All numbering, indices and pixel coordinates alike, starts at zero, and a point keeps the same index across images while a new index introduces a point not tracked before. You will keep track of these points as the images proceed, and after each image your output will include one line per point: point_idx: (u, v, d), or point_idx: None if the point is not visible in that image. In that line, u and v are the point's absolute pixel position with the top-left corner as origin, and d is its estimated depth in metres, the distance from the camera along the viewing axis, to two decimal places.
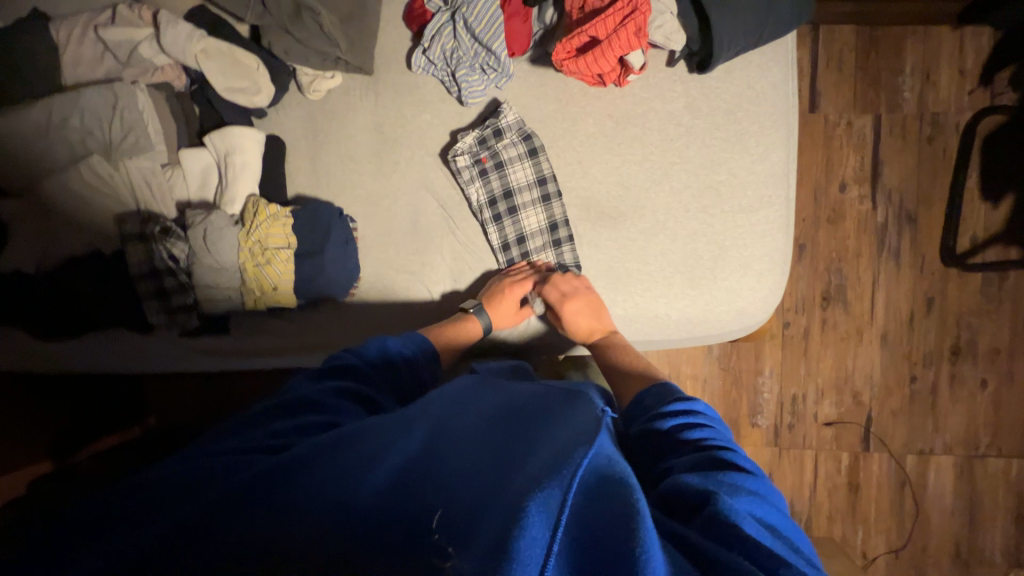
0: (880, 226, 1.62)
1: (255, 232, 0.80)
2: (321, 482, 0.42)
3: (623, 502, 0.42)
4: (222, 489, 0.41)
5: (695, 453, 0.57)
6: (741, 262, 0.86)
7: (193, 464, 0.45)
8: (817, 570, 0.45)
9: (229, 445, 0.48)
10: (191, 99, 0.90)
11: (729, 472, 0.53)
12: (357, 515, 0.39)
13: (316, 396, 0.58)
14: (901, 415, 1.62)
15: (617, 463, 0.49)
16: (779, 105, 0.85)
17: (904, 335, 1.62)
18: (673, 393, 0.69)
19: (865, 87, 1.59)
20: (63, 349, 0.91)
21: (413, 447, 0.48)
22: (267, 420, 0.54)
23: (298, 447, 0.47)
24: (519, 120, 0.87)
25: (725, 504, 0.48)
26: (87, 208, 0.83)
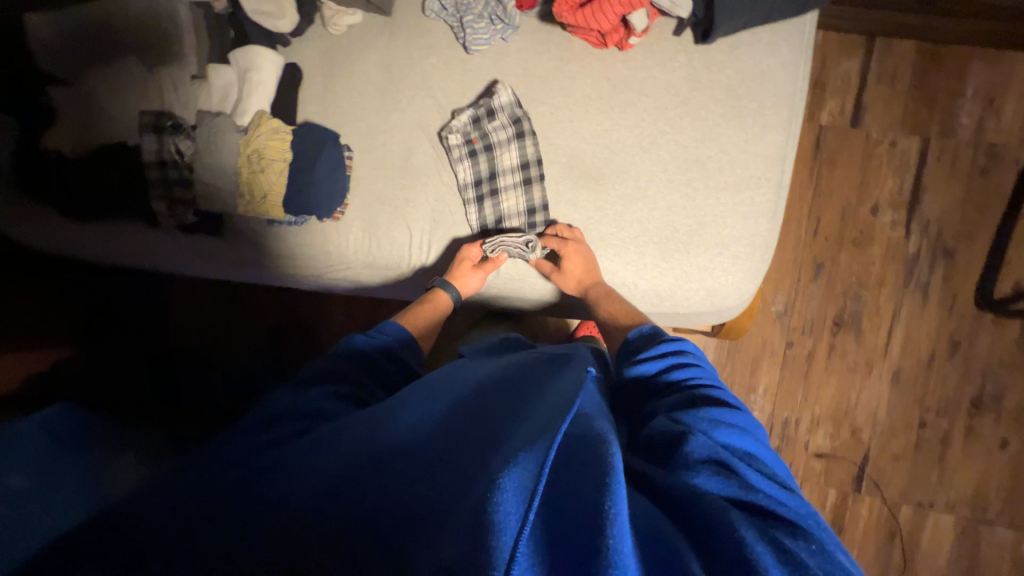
0: (912, 257, 1.50)
1: (255, 140, 0.88)
2: (310, 473, 0.46)
3: (597, 469, 0.43)
4: (224, 485, 0.46)
5: (680, 392, 0.61)
6: (719, 242, 0.84)
7: (193, 472, 0.49)
8: (787, 490, 0.49)
9: (224, 454, 0.53)
10: (228, 23, 0.95)
11: (711, 409, 0.57)
12: (345, 498, 0.42)
13: (303, 403, 0.61)
14: (903, 462, 1.50)
15: (596, 425, 0.50)
16: (784, 87, 0.83)
17: (920, 377, 1.50)
18: (663, 336, 0.72)
19: (916, 106, 1.47)
20: (88, 242, 1.00)
21: (397, 435, 0.50)
22: (256, 427, 0.57)
23: (292, 448, 0.52)
24: (512, 102, 0.89)
25: (700, 438, 0.51)
26: (119, 107, 0.92)
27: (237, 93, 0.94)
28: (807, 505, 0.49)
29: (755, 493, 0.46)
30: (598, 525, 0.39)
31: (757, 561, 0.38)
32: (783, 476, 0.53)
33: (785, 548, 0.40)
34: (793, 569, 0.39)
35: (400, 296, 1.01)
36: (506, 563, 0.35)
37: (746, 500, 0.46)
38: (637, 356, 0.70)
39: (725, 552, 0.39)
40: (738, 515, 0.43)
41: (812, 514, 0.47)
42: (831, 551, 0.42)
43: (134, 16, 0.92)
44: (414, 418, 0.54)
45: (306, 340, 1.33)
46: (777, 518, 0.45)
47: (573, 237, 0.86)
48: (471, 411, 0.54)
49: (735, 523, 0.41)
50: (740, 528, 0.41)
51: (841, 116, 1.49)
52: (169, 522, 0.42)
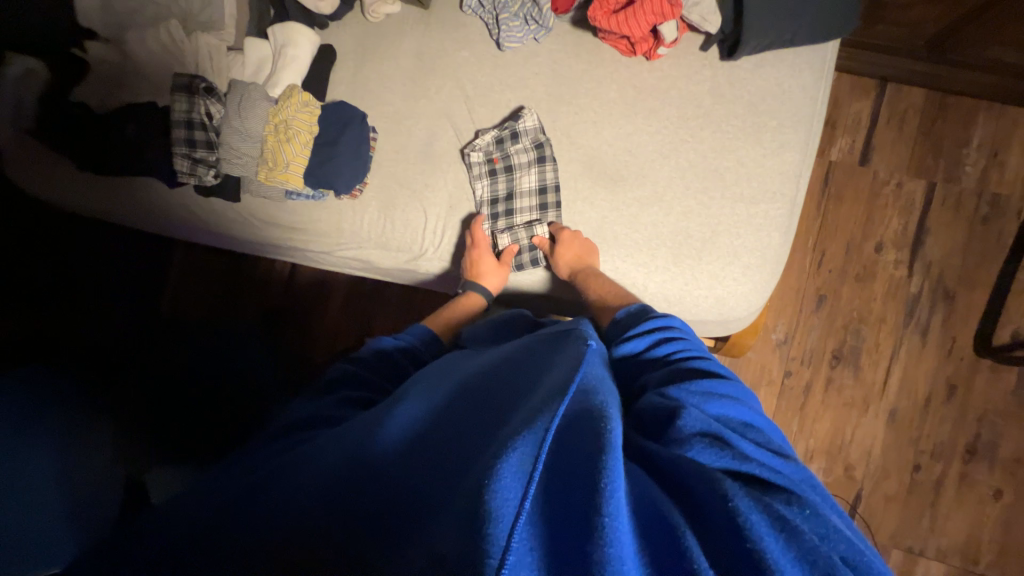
0: (913, 297, 1.51)
1: (283, 112, 0.89)
2: (317, 474, 0.48)
3: (596, 443, 0.43)
4: (239, 485, 0.48)
5: (670, 366, 0.62)
6: (731, 251, 0.85)
7: (212, 479, 0.52)
8: (781, 455, 0.51)
9: (242, 462, 0.55)
10: (269, 3, 1.01)
11: (702, 380, 0.58)
12: (353, 503, 0.45)
13: (320, 411, 0.62)
14: (895, 503, 1.47)
15: (596, 394, 0.50)
16: (804, 107, 0.85)
17: (916, 418, 1.49)
18: (651, 313, 0.73)
19: (923, 151, 1.51)
20: (101, 196, 1.00)
21: (395, 431, 0.52)
22: (278, 434, 0.60)
23: (304, 446, 0.54)
24: (537, 128, 0.91)
25: (692, 412, 0.52)
26: (156, 64, 0.93)
27: (271, 67, 0.96)
28: (800, 471, 0.50)
29: (749, 463, 0.47)
30: (594, 505, 0.39)
31: (752, 531, 0.39)
32: (777, 440, 0.54)
33: (780, 516, 0.41)
34: (788, 536, 0.39)
35: (410, 280, 1.03)
36: (502, 555, 0.36)
37: (740, 471, 0.48)
38: (627, 330, 0.71)
39: (722, 525, 0.40)
40: (733, 484, 0.44)
41: (805, 480, 0.48)
42: (825, 514, 0.43)
43: None
44: (417, 412, 0.55)
45: (305, 322, 1.34)
46: (770, 486, 0.46)
47: (563, 227, 0.88)
48: (468, 403, 0.55)
49: (731, 493, 0.42)
50: (735, 496, 0.41)
51: (850, 154, 1.54)
52: (190, 521, 0.44)
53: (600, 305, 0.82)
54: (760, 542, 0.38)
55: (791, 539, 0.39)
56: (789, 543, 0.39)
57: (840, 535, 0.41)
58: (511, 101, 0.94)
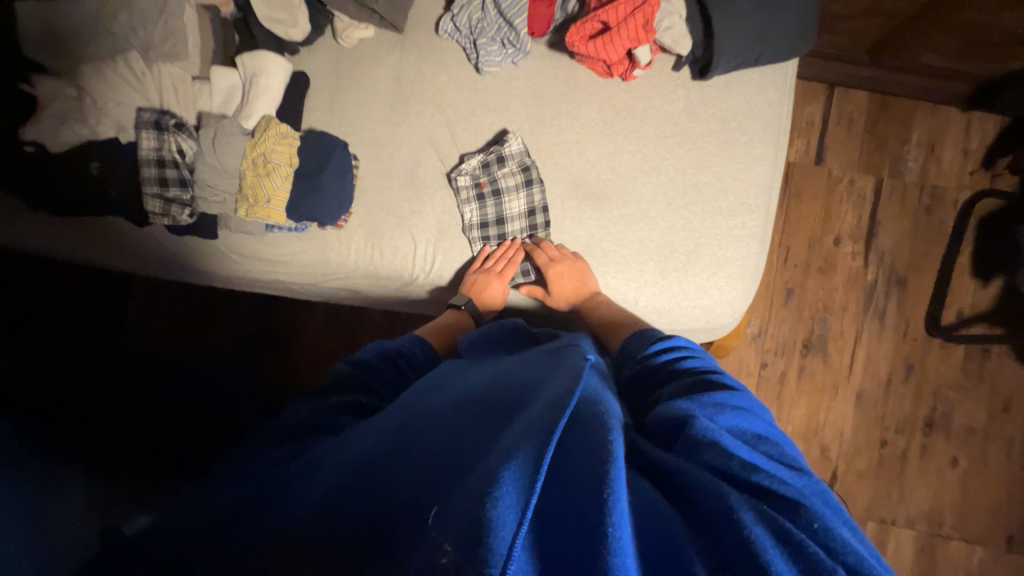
0: (870, 285, 1.62)
1: (260, 145, 0.86)
2: (315, 485, 0.47)
3: (598, 453, 0.45)
4: (234, 504, 0.46)
5: (688, 378, 0.64)
6: (714, 262, 0.89)
7: (206, 495, 0.49)
8: (795, 465, 0.51)
9: (238, 474, 0.53)
10: (233, 28, 0.97)
11: (714, 393, 0.59)
12: (348, 506, 0.43)
13: (315, 413, 0.61)
14: (867, 477, 1.58)
15: (598, 406, 0.53)
16: (771, 122, 0.91)
17: (880, 397, 1.60)
18: (655, 335, 0.77)
19: (870, 149, 1.63)
20: (62, 234, 0.93)
21: (388, 439, 0.51)
22: (276, 440, 0.58)
23: (300, 461, 0.52)
24: (522, 151, 0.92)
25: (705, 422, 0.53)
26: (117, 99, 0.88)
27: (242, 98, 0.93)
28: (811, 484, 0.50)
29: (756, 472, 0.47)
30: (597, 515, 0.40)
31: (757, 543, 0.39)
32: (791, 451, 0.55)
33: (785, 529, 0.41)
34: (791, 550, 0.40)
35: (395, 305, 1.02)
36: (504, 561, 0.37)
37: (751, 481, 0.47)
38: (650, 347, 0.73)
39: (726, 536, 0.41)
40: (739, 497, 0.44)
41: (814, 493, 0.48)
42: (835, 528, 0.43)
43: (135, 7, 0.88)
44: (415, 418, 0.55)
45: (287, 350, 1.29)
46: (777, 496, 0.46)
47: (557, 266, 0.88)
48: (465, 412, 0.55)
49: (736, 506, 0.43)
50: (740, 510, 0.42)
51: (807, 154, 1.64)
52: (183, 546, 0.42)
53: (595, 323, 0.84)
54: (764, 555, 0.39)
55: (793, 551, 0.40)
56: (791, 557, 0.39)
57: (848, 547, 0.41)
58: (494, 124, 0.95)
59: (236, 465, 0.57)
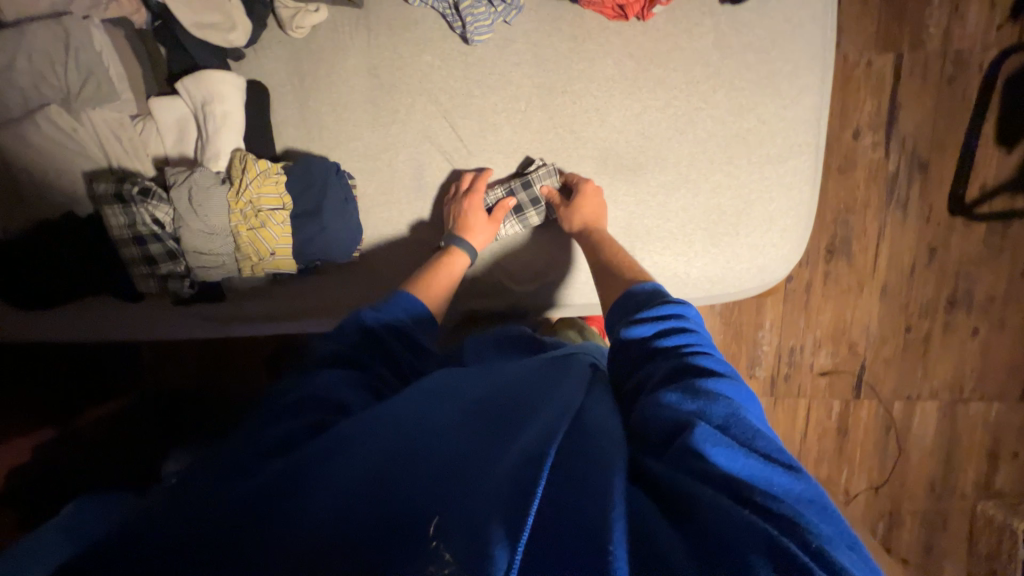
0: (892, 176, 1.47)
1: (245, 192, 0.73)
2: (334, 484, 0.40)
3: (607, 451, 0.42)
4: (239, 498, 0.40)
5: (676, 359, 0.53)
6: (766, 217, 0.82)
7: (204, 487, 0.42)
8: (791, 471, 0.42)
9: (237, 459, 0.46)
10: (155, 38, 0.79)
11: (706, 379, 0.49)
12: (359, 512, 0.38)
13: (314, 389, 0.53)
14: (893, 363, 1.56)
15: (599, 413, 0.49)
16: (814, 42, 0.78)
17: (904, 286, 1.53)
18: (660, 295, 0.62)
19: (889, 18, 1.39)
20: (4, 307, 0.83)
21: (397, 433, 0.45)
22: (277, 417, 0.50)
23: (315, 442, 0.45)
24: (551, 170, 0.81)
25: (696, 425, 0.43)
26: (55, 167, 0.74)
27: (199, 132, 0.79)
28: (809, 491, 0.41)
29: (749, 487, 0.39)
30: (598, 523, 0.36)
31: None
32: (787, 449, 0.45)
33: (786, 550, 0.34)
34: None
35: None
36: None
37: (740, 493, 0.39)
38: (634, 320, 0.59)
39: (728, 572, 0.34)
40: (737, 516, 0.36)
41: (812, 505, 0.40)
42: (835, 556, 0.35)
43: (37, 50, 0.71)
44: (429, 409, 0.49)
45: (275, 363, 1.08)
46: (768, 511, 0.38)
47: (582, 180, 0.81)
48: (476, 406, 0.49)
49: (736, 538, 0.35)
50: (743, 544, 0.35)
51: None
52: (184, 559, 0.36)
53: (605, 280, 0.71)
54: None
55: None
56: None
57: None
58: (498, 104, 0.81)
59: (233, 437, 0.51)
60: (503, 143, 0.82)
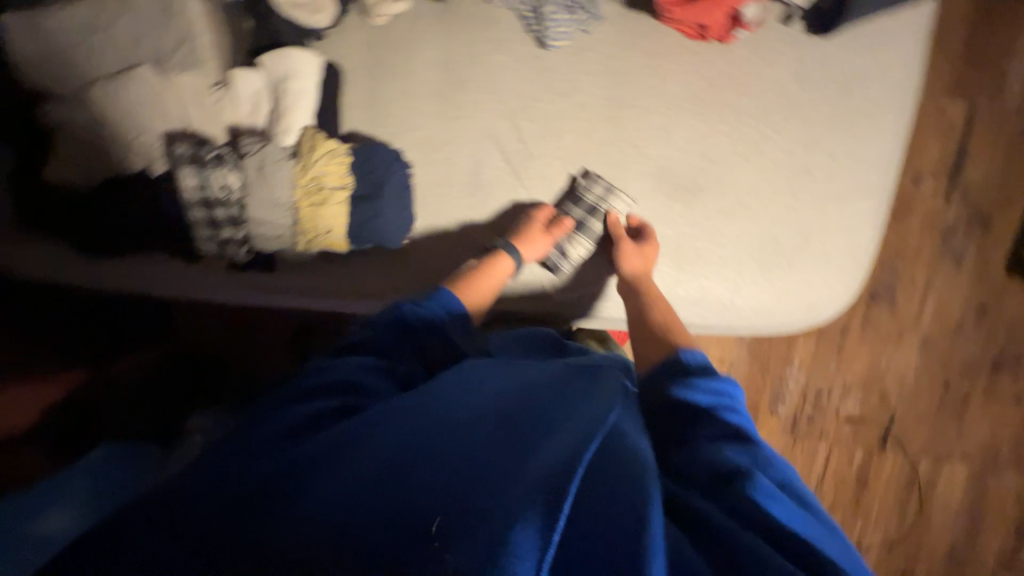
0: (949, 226, 1.40)
1: (311, 169, 0.76)
2: (354, 472, 0.42)
3: (631, 473, 0.43)
4: (263, 476, 0.42)
5: (728, 417, 0.54)
6: (821, 255, 0.80)
7: (234, 455, 0.46)
8: (834, 540, 0.43)
9: (261, 436, 0.48)
10: (244, 13, 0.84)
11: (759, 443, 0.50)
12: (378, 501, 0.39)
13: (336, 375, 0.56)
14: (925, 419, 1.48)
15: (629, 436, 0.49)
16: (899, 84, 0.77)
17: (947, 341, 1.45)
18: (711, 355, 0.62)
19: (967, 64, 1.34)
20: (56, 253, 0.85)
21: (416, 433, 0.46)
22: (299, 398, 0.53)
23: (336, 430, 0.47)
24: (599, 182, 0.81)
25: (752, 480, 0.45)
26: (136, 124, 0.77)
27: (272, 106, 0.81)
28: (851, 560, 0.42)
29: (801, 544, 0.40)
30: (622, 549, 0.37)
31: None
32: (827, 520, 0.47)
33: None
34: None
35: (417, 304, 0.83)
36: None
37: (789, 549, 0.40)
38: (679, 381, 0.57)
39: None
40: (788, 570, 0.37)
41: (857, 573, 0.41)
42: None
43: (142, 15, 0.77)
44: (449, 412, 0.49)
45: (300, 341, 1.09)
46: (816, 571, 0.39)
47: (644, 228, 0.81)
48: (497, 411, 0.49)
49: None
50: None
51: None
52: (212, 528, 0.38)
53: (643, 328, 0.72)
54: None
55: None
56: None
57: None
58: (564, 110, 0.81)
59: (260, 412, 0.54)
60: (564, 149, 0.82)
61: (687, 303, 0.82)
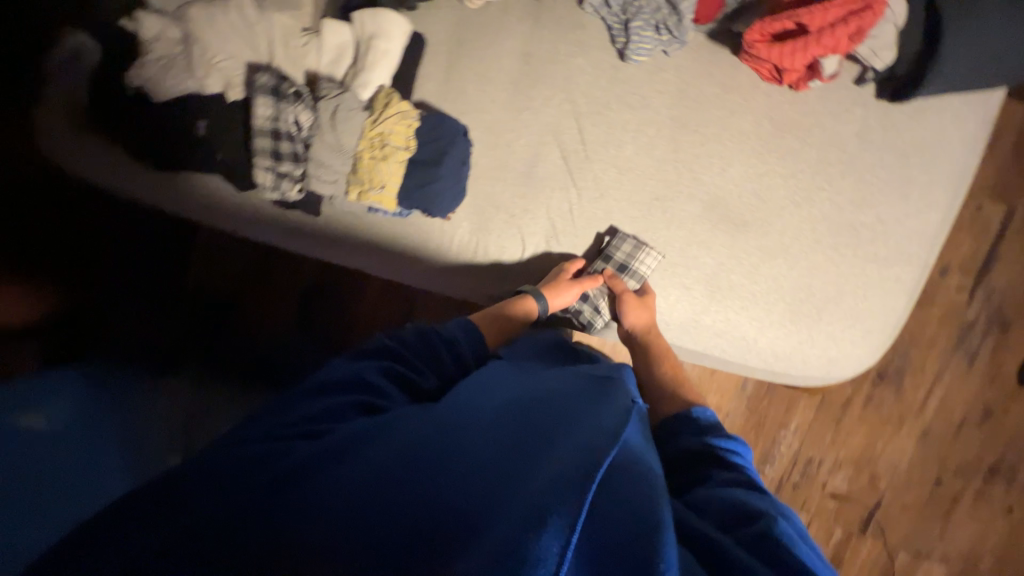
0: (967, 324, 1.37)
1: (380, 124, 0.78)
2: (363, 465, 0.38)
3: (647, 493, 0.40)
4: (268, 473, 0.38)
5: (742, 474, 0.57)
6: (853, 312, 0.81)
7: (233, 449, 0.41)
8: None
9: (262, 432, 0.44)
10: None
11: (772, 497, 0.53)
12: (388, 502, 0.35)
13: (344, 374, 0.53)
14: (911, 511, 1.40)
15: (644, 455, 0.47)
16: (958, 165, 0.79)
17: (946, 439, 1.39)
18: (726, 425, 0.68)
19: (1011, 169, 1.35)
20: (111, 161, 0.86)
21: (430, 434, 0.42)
22: (307, 398, 0.49)
23: (345, 427, 0.44)
24: (632, 246, 0.83)
25: (768, 517, 0.47)
26: (227, 49, 0.81)
27: (354, 61, 0.84)
28: None
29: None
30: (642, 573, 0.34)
31: None
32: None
33: None
34: None
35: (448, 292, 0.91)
36: None
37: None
38: (695, 436, 0.64)
39: None
40: None
41: None
42: None
43: None
44: (464, 417, 0.46)
45: (313, 305, 1.06)
46: None
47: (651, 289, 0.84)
48: (512, 417, 0.46)
49: None
50: None
51: None
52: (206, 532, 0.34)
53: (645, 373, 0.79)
54: None
55: None
56: None
57: None
58: (630, 122, 0.84)
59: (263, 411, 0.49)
60: (621, 159, 0.84)
61: (711, 332, 0.83)
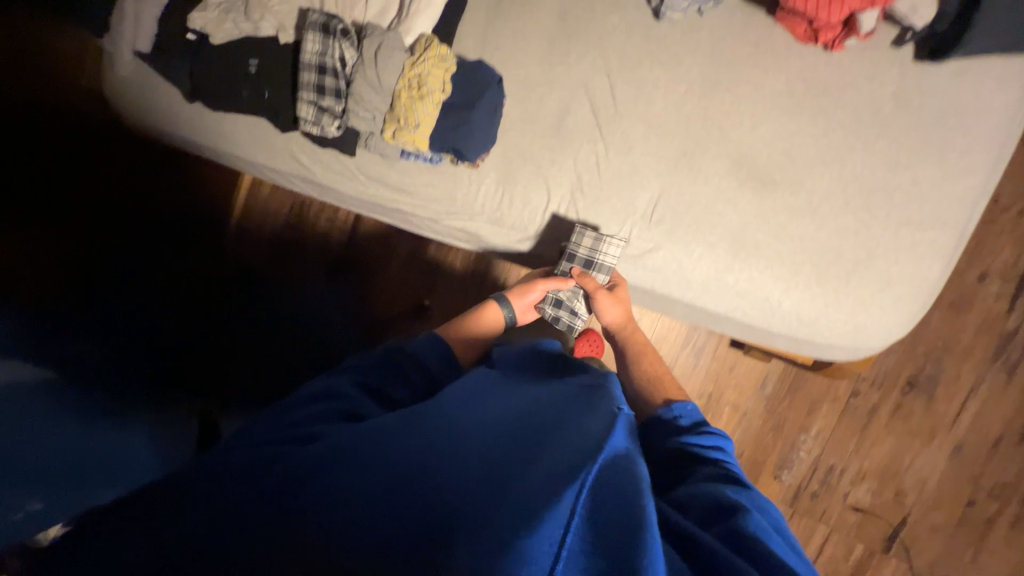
0: (1007, 335, 1.25)
1: (420, 65, 0.81)
2: (363, 466, 0.39)
3: (634, 497, 0.37)
4: (271, 472, 0.39)
5: (719, 468, 0.56)
6: (883, 278, 0.79)
7: (230, 457, 0.43)
8: None
9: (257, 443, 0.45)
10: None
11: (750, 490, 0.51)
12: (389, 505, 0.36)
13: (329, 391, 0.53)
14: (942, 532, 1.25)
15: (636, 458, 0.43)
16: (994, 131, 0.78)
17: (981, 456, 1.25)
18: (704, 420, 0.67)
19: None
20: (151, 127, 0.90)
21: (430, 439, 0.42)
22: (300, 411, 0.50)
23: (342, 431, 0.44)
24: (593, 240, 0.82)
25: (741, 511, 0.45)
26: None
27: (397, 14, 0.88)
28: None
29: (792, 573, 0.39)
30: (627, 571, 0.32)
31: None
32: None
33: None
34: None
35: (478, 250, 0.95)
36: None
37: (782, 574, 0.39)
38: (672, 436, 0.63)
39: None
40: None
41: None
42: None
43: None
44: (462, 422, 0.46)
45: (337, 278, 1.12)
46: None
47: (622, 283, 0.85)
48: (508, 426, 0.45)
49: None
50: None
51: None
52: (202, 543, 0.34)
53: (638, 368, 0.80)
54: None
55: None
56: None
57: None
58: (660, 80, 0.85)
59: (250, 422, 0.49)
60: (651, 115, 0.85)
61: (734, 291, 0.82)
